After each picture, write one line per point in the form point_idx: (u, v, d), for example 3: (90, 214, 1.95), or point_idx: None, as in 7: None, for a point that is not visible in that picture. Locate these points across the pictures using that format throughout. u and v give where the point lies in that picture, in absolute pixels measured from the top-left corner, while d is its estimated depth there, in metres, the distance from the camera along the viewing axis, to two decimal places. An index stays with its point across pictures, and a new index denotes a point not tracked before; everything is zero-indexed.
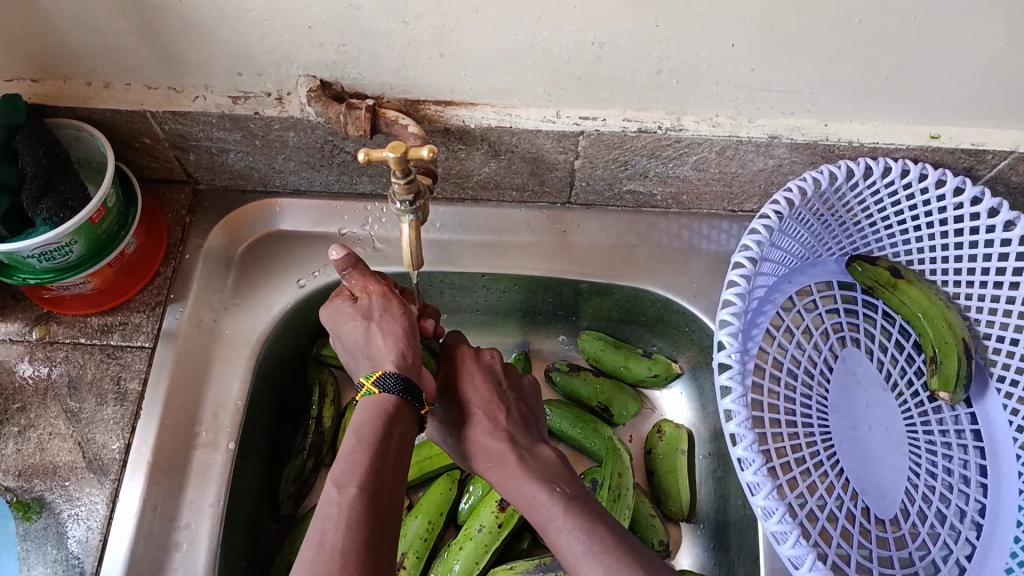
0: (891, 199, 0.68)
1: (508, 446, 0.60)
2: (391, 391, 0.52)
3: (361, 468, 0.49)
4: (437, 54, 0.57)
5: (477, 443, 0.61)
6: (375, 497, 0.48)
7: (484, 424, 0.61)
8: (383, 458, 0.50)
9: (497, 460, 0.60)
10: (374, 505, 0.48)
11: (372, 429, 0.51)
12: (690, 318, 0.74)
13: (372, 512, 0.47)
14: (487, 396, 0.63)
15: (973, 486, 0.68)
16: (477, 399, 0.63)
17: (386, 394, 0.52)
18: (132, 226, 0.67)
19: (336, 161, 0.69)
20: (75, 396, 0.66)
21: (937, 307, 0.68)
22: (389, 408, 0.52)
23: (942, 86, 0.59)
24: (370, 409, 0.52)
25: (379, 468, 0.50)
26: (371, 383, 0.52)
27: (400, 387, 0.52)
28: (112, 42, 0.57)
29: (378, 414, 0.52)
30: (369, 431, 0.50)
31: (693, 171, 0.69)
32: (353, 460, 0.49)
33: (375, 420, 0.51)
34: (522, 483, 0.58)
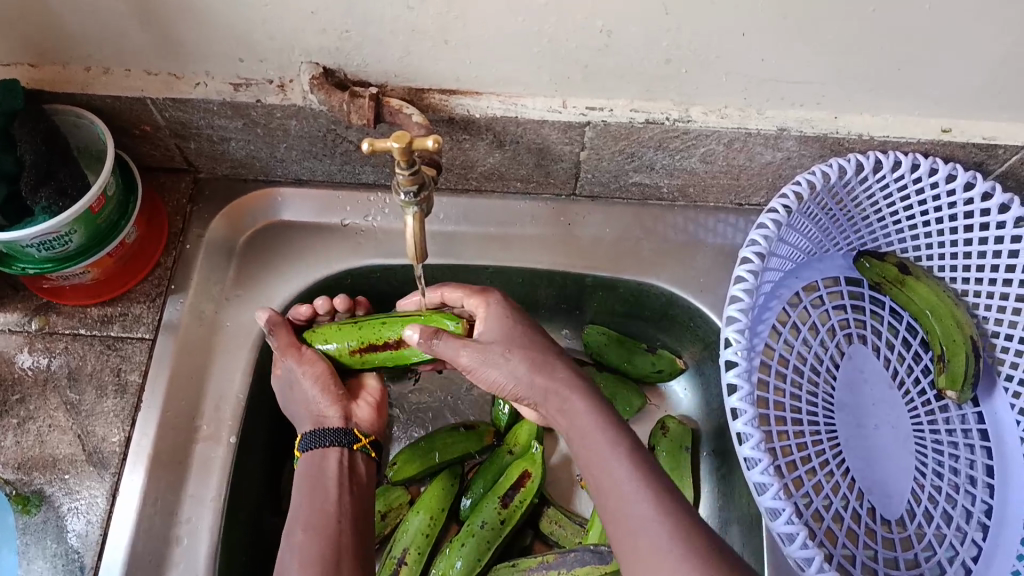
0: (901, 193, 0.68)
1: (555, 377, 0.59)
2: (314, 446, 0.64)
3: (304, 509, 0.60)
4: (442, 41, 0.56)
5: (523, 369, 0.59)
6: (320, 527, 0.58)
7: (527, 352, 0.60)
8: (326, 496, 0.61)
9: (544, 389, 0.59)
10: (318, 531, 0.58)
11: (303, 479, 0.62)
12: (695, 313, 0.74)
13: (318, 537, 0.57)
14: (523, 327, 0.62)
15: (979, 486, 0.67)
16: (515, 329, 0.62)
17: (310, 451, 0.64)
18: (131, 215, 0.66)
19: (339, 151, 0.68)
20: (75, 388, 0.66)
21: (945, 304, 0.67)
22: (319, 457, 0.64)
23: (955, 79, 0.58)
24: (304, 467, 0.64)
25: (321, 503, 0.60)
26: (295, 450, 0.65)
27: (312, 442, 0.64)
28: (113, 27, 0.56)
29: (310, 467, 0.63)
30: (302, 481, 0.62)
31: (701, 163, 0.68)
32: (299, 508, 0.60)
33: (312, 468, 0.63)
34: (580, 417, 0.57)
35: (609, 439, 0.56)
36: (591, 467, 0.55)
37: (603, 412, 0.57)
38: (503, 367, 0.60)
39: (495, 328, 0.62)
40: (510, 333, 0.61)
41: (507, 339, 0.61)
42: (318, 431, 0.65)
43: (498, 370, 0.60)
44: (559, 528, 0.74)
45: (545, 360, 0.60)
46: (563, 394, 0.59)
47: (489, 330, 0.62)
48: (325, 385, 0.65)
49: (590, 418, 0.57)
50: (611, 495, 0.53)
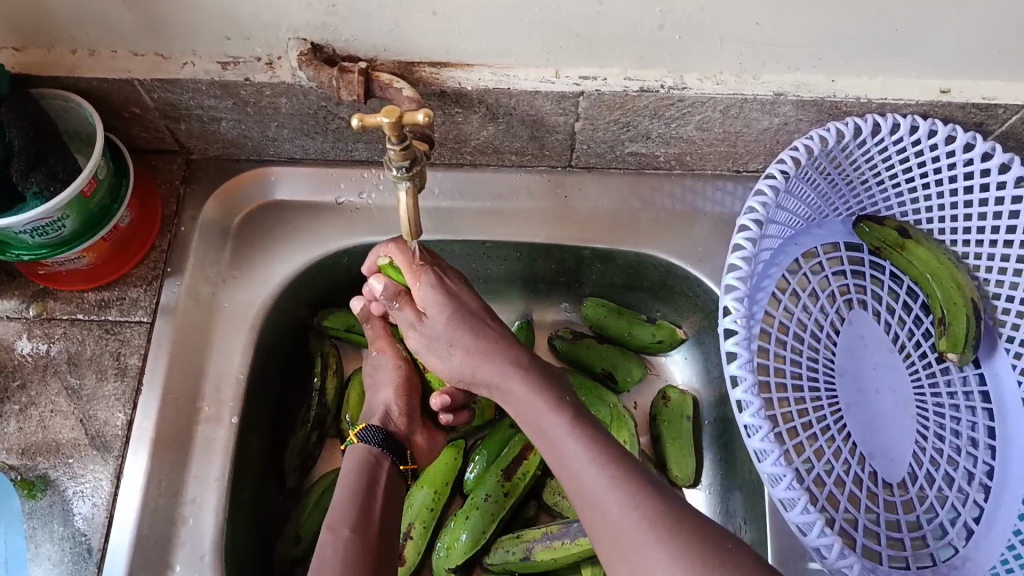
0: (900, 156, 0.67)
1: (494, 362, 0.60)
2: (369, 442, 0.65)
3: (350, 512, 0.59)
4: (431, 13, 0.55)
5: (463, 363, 0.62)
6: (364, 534, 0.59)
7: (468, 344, 0.61)
8: (371, 501, 0.61)
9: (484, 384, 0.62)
10: (363, 540, 0.58)
11: (354, 475, 0.63)
12: (694, 282, 0.73)
13: (361, 546, 0.58)
14: (464, 308, 0.61)
15: (981, 448, 0.67)
16: (456, 314, 0.61)
17: (367, 444, 0.65)
18: (123, 198, 0.66)
19: (331, 128, 0.68)
20: (75, 373, 0.66)
21: (945, 267, 0.66)
22: (371, 460, 0.64)
23: (955, 37, 0.57)
24: (353, 459, 0.64)
25: (366, 508, 0.60)
26: (353, 435, 0.66)
27: (376, 438, 0.66)
28: (95, 7, 0.56)
29: (360, 465, 0.64)
30: (353, 478, 0.62)
31: (697, 131, 0.67)
32: (344, 506, 0.60)
33: (358, 470, 0.63)
34: (521, 407, 0.59)
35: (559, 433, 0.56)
36: (563, 467, 0.55)
37: (547, 402, 0.58)
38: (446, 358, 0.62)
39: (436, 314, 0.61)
40: (450, 321, 0.61)
41: (450, 327, 0.61)
42: (383, 434, 0.66)
43: (439, 354, 0.63)
44: (563, 499, 0.74)
45: (485, 345, 0.61)
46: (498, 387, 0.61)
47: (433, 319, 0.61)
48: (400, 396, 0.70)
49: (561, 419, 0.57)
50: (581, 492, 0.54)
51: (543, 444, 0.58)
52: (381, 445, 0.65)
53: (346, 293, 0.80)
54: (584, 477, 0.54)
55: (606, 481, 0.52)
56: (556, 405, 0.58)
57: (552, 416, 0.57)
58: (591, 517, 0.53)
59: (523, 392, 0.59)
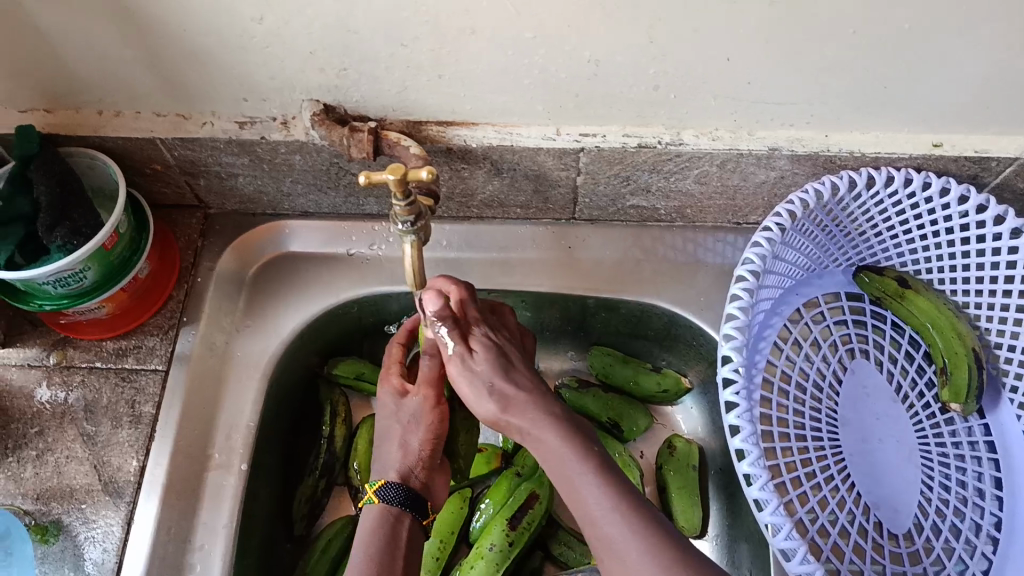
0: (896, 208, 0.68)
1: (526, 408, 0.58)
2: (391, 501, 0.59)
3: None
4: (436, 76, 0.58)
5: (499, 405, 0.58)
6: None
7: (507, 385, 0.58)
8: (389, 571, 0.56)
9: (518, 426, 0.58)
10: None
11: (377, 538, 0.57)
12: (696, 331, 0.74)
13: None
14: (507, 356, 0.61)
15: (987, 498, 0.67)
16: (500, 355, 0.60)
17: (388, 505, 0.59)
18: (143, 251, 0.68)
19: (342, 183, 0.70)
20: (91, 420, 0.68)
21: (945, 317, 0.67)
22: (392, 520, 0.59)
23: (944, 94, 0.59)
24: (375, 520, 0.58)
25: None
26: (372, 492, 0.59)
27: (398, 497, 0.59)
28: (122, 72, 0.59)
29: (379, 532, 0.58)
30: (374, 542, 0.57)
31: (695, 184, 0.69)
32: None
33: (378, 535, 0.57)
34: (547, 452, 0.57)
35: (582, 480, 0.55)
36: (586, 517, 0.54)
37: (574, 447, 0.56)
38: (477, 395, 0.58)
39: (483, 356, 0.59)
40: (496, 361, 0.59)
41: (494, 365, 0.59)
42: (406, 490, 0.59)
43: (474, 391, 0.58)
44: (568, 551, 0.74)
45: (523, 392, 0.59)
46: (532, 432, 0.57)
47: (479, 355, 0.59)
48: (428, 450, 0.62)
49: (583, 462, 0.55)
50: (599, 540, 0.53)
51: (561, 487, 0.57)
52: (406, 505, 0.59)
53: (356, 341, 0.82)
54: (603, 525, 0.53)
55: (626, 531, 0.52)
56: (584, 451, 0.56)
57: (578, 462, 0.55)
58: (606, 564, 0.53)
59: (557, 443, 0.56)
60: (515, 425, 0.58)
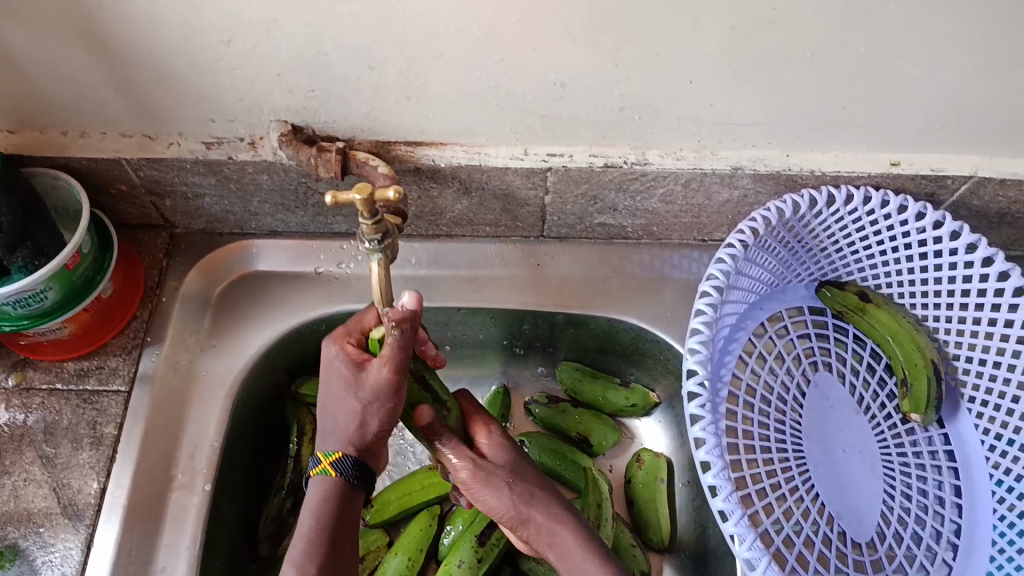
0: (856, 225, 0.70)
1: (549, 512, 0.59)
2: (346, 474, 0.54)
3: (319, 552, 0.52)
4: (405, 97, 0.58)
5: (516, 505, 0.58)
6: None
7: (524, 491, 0.58)
8: (339, 540, 0.53)
9: (540, 525, 0.58)
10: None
11: (329, 508, 0.53)
12: (663, 346, 0.75)
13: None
14: (521, 453, 0.61)
15: (947, 507, 0.69)
16: (516, 454, 0.60)
17: (343, 478, 0.54)
18: (107, 270, 0.68)
19: (310, 203, 0.70)
20: (51, 442, 0.66)
21: (904, 329, 0.69)
22: (344, 492, 0.54)
23: (898, 116, 0.61)
24: (327, 488, 0.54)
25: (337, 547, 0.53)
26: (328, 464, 0.53)
27: (355, 470, 0.54)
28: (87, 92, 0.58)
29: (330, 501, 0.53)
30: (327, 511, 0.53)
31: (661, 203, 0.70)
32: (312, 544, 0.52)
33: (332, 504, 0.53)
34: (569, 551, 0.58)
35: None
36: None
37: (595, 550, 0.57)
38: (500, 495, 0.58)
39: (499, 453, 0.59)
40: (513, 459, 0.59)
41: (510, 468, 0.59)
42: (360, 461, 0.54)
43: (492, 494, 0.58)
44: (537, 566, 0.73)
45: (540, 495, 0.59)
46: (556, 532, 0.58)
47: (496, 455, 0.59)
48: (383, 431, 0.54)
49: (589, 556, 0.57)
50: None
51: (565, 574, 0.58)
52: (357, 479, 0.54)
53: None
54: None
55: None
56: (593, 549, 0.57)
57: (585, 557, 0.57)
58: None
59: (576, 544, 0.58)
60: (536, 523, 0.59)
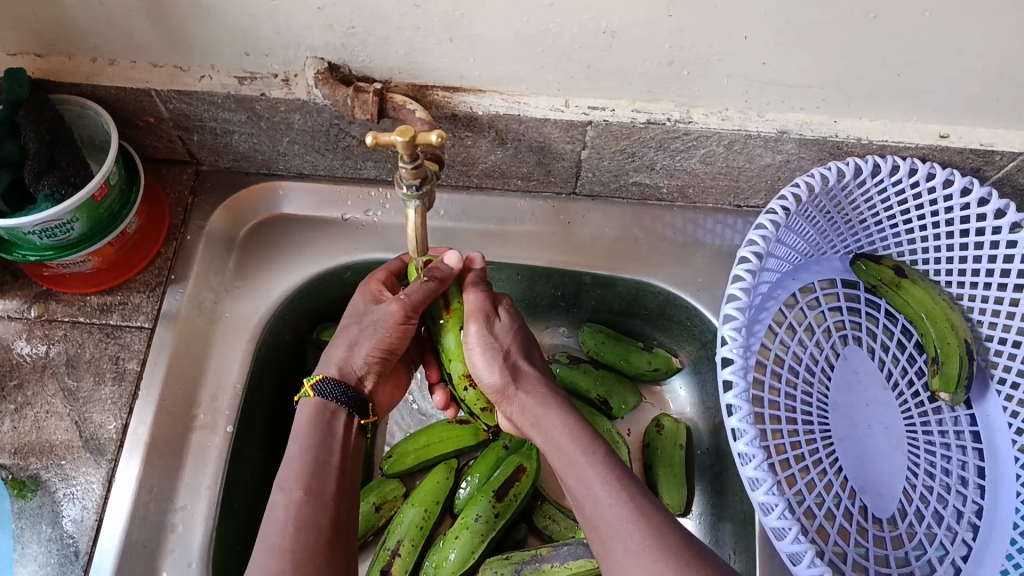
0: (898, 197, 0.68)
1: (536, 393, 0.63)
2: (327, 397, 0.60)
3: (302, 472, 0.55)
4: (447, 39, 0.56)
5: (505, 379, 0.62)
6: (319, 495, 0.55)
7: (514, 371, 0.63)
8: (325, 464, 0.56)
9: (524, 404, 0.62)
10: (314, 501, 0.54)
11: (309, 432, 0.58)
12: (692, 312, 0.74)
13: (316, 507, 0.54)
14: (522, 337, 0.66)
15: (970, 487, 0.68)
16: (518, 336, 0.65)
17: (324, 400, 0.60)
18: (133, 205, 0.66)
19: (341, 146, 0.69)
20: (73, 375, 0.66)
21: (939, 307, 0.67)
22: (326, 414, 0.59)
23: (953, 86, 0.59)
24: (310, 410, 0.59)
25: (322, 469, 0.56)
26: (308, 385, 0.60)
27: (337, 393, 0.60)
28: (119, 17, 0.57)
29: (311, 422, 0.58)
30: (308, 434, 0.57)
31: (700, 164, 0.68)
32: (296, 465, 0.56)
33: (312, 429, 0.58)
34: (557, 437, 0.58)
35: (591, 463, 0.55)
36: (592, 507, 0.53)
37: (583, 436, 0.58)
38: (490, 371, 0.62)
39: (505, 327, 0.63)
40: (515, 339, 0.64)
41: (511, 344, 0.63)
42: (345, 391, 0.60)
43: (487, 361, 0.62)
44: (553, 524, 0.74)
45: (531, 381, 0.64)
46: (538, 412, 0.61)
47: (501, 329, 0.63)
48: (372, 357, 0.63)
49: (602, 464, 0.55)
50: (608, 529, 0.51)
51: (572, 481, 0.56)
52: (342, 401, 0.60)
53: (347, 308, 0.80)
54: (624, 517, 0.51)
55: (644, 522, 0.51)
56: (586, 442, 0.57)
57: (586, 456, 0.56)
58: (611, 555, 0.51)
59: (558, 423, 0.59)
60: (520, 402, 0.63)
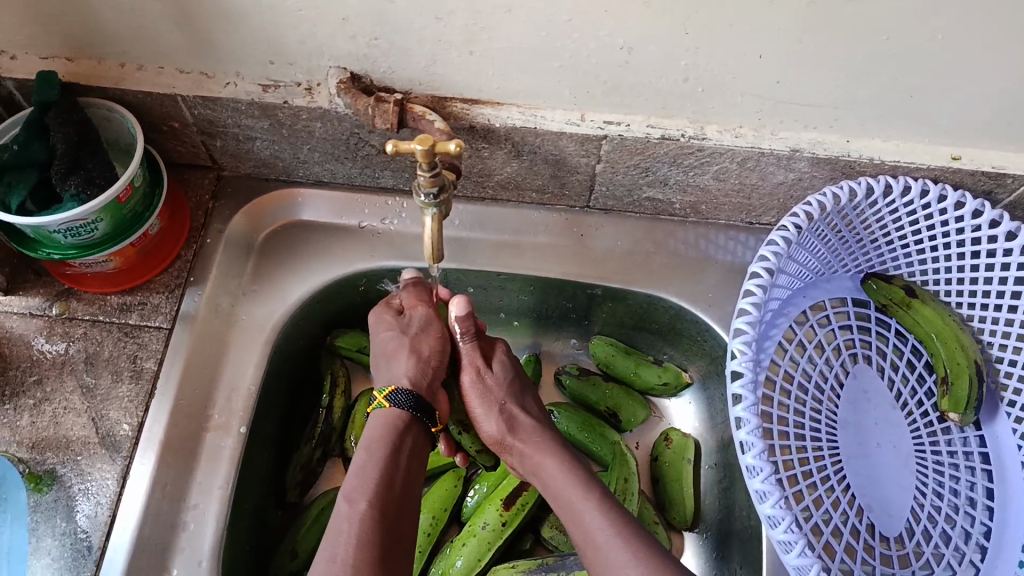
0: (909, 217, 0.69)
1: (532, 440, 0.65)
2: (401, 405, 0.60)
3: (371, 484, 0.56)
4: (467, 52, 0.57)
5: (502, 427, 0.65)
6: (383, 508, 0.55)
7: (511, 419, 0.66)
8: (392, 477, 0.57)
9: (521, 452, 0.65)
10: (380, 514, 0.55)
11: (381, 441, 0.58)
12: (702, 327, 0.75)
13: (381, 521, 0.54)
14: (522, 383, 0.69)
15: (978, 508, 0.68)
16: (516, 383, 0.68)
17: (397, 408, 0.60)
18: (156, 207, 0.68)
19: (360, 154, 0.70)
20: (92, 372, 0.67)
21: (950, 328, 0.68)
22: (397, 426, 0.59)
23: (966, 108, 0.59)
24: (382, 423, 0.60)
25: (388, 485, 0.56)
26: (383, 396, 0.61)
27: (409, 402, 0.61)
28: (150, 24, 0.58)
29: (385, 433, 0.59)
30: (379, 445, 0.58)
31: (713, 181, 0.69)
32: (364, 476, 0.56)
33: (385, 442, 0.58)
34: (552, 477, 0.62)
35: (586, 500, 0.59)
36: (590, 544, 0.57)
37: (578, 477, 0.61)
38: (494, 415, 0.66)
39: (499, 372, 0.67)
40: (511, 386, 0.67)
41: (506, 393, 0.66)
42: (417, 398, 0.61)
43: (483, 410, 0.66)
44: (559, 535, 0.74)
45: (530, 428, 0.66)
46: (534, 458, 0.63)
47: (493, 376, 0.67)
48: (434, 362, 0.64)
49: (596, 502, 0.58)
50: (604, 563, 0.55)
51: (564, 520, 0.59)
52: (416, 409, 0.61)
53: (360, 314, 0.81)
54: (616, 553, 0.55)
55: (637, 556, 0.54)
56: (580, 481, 0.60)
57: (581, 494, 0.59)
58: None
59: (554, 468, 0.62)
60: (518, 450, 0.65)
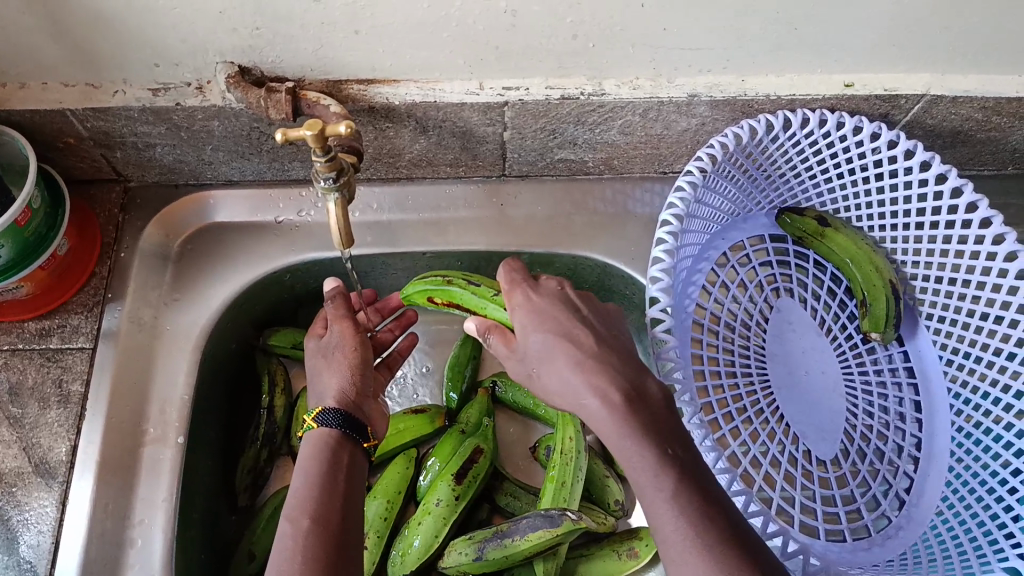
0: (812, 149, 0.70)
1: (604, 384, 0.55)
2: (331, 425, 0.58)
3: (310, 501, 0.53)
4: (353, 32, 0.57)
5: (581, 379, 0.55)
6: (326, 524, 0.52)
7: (575, 366, 0.56)
8: (332, 493, 0.54)
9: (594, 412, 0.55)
10: (327, 527, 0.52)
11: (319, 457, 0.56)
12: (629, 280, 0.76)
13: (322, 535, 0.52)
14: (565, 321, 0.58)
15: (908, 421, 0.71)
16: (551, 317, 0.58)
17: (327, 428, 0.58)
18: (59, 226, 0.66)
19: (265, 148, 0.69)
20: (17, 403, 0.66)
21: (862, 250, 0.70)
22: (331, 444, 0.57)
23: (851, 36, 0.61)
24: (314, 444, 0.57)
25: (328, 499, 0.54)
26: (310, 419, 0.58)
27: (338, 420, 0.58)
28: (23, 40, 0.57)
29: (318, 454, 0.56)
30: (315, 464, 0.56)
31: (621, 135, 0.70)
32: (303, 496, 0.54)
33: (319, 460, 0.56)
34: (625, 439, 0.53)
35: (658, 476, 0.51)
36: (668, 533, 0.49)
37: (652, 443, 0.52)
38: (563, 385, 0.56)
39: (536, 347, 0.58)
40: (548, 332, 0.58)
41: (551, 340, 0.57)
42: (345, 414, 0.59)
43: (556, 376, 0.57)
44: (514, 501, 0.75)
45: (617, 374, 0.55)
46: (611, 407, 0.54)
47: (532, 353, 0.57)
48: (355, 376, 0.61)
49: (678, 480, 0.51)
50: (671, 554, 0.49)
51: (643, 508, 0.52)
52: (344, 426, 0.58)
53: (293, 311, 0.81)
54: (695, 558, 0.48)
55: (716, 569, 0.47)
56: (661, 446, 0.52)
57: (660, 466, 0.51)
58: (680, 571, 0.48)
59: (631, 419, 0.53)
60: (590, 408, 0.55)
